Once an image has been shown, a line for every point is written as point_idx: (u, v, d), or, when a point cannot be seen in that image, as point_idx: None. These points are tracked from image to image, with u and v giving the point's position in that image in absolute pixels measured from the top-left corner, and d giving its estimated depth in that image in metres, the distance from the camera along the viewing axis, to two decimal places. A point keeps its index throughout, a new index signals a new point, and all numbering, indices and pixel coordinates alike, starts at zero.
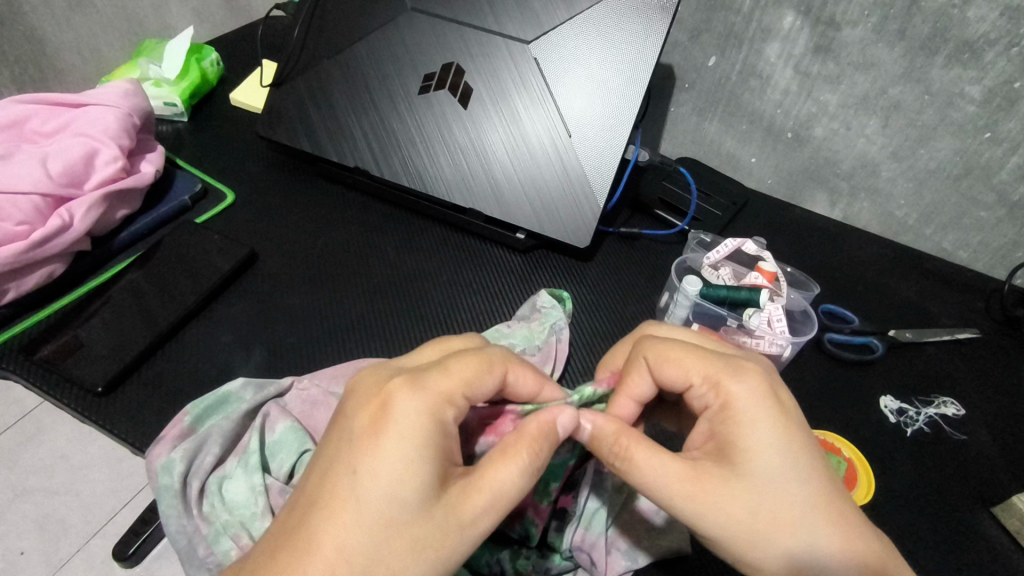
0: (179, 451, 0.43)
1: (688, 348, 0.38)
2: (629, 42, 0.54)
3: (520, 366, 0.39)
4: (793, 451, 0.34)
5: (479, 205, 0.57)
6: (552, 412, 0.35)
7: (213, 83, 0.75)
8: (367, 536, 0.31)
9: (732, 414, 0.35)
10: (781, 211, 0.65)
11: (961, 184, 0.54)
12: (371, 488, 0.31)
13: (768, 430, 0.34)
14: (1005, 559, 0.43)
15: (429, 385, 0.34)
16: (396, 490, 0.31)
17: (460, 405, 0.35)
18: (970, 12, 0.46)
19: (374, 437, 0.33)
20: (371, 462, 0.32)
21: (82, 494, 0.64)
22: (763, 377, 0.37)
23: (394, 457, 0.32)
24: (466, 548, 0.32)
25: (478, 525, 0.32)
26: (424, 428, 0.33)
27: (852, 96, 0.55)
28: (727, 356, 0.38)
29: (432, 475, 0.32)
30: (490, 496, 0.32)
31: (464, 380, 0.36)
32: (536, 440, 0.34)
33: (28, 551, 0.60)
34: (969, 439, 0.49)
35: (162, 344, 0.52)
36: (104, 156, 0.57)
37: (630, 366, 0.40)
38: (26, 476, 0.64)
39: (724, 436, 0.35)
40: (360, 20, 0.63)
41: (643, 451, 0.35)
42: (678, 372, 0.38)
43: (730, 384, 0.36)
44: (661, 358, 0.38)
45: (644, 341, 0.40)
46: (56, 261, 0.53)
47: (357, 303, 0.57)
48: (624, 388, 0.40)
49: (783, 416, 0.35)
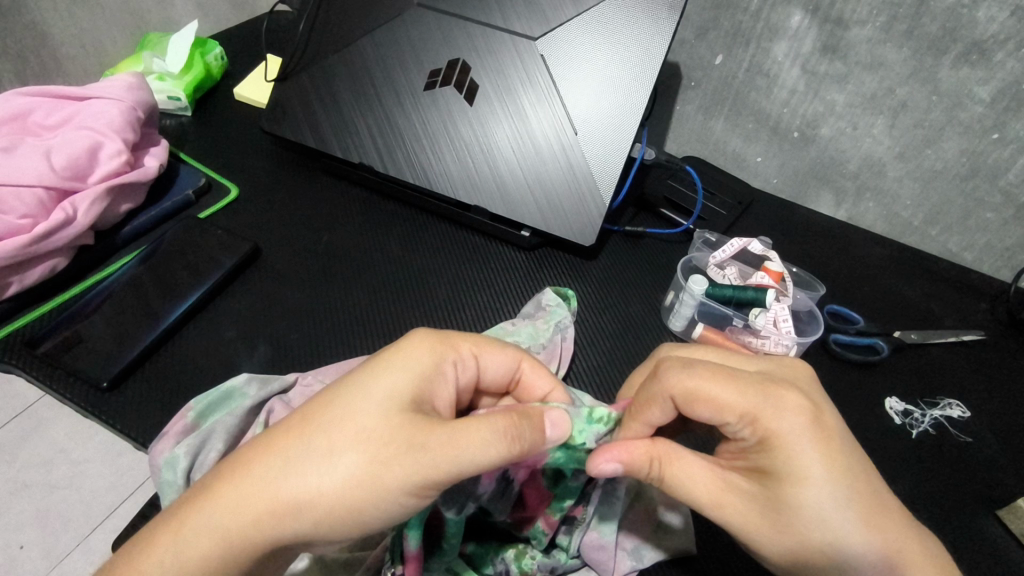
0: (182, 447, 0.42)
1: (719, 381, 0.36)
2: (637, 40, 0.54)
3: (538, 366, 0.42)
4: (835, 477, 0.33)
5: (484, 202, 0.57)
6: (543, 407, 0.36)
7: (217, 78, 0.75)
8: (332, 418, 0.33)
9: (772, 447, 0.34)
10: (786, 211, 0.65)
11: (968, 184, 0.54)
12: (356, 384, 0.34)
13: (811, 463, 0.33)
14: (1011, 561, 0.43)
15: (448, 334, 0.38)
16: (375, 389, 0.34)
17: (465, 357, 0.38)
18: (980, 12, 0.45)
19: (383, 350, 0.37)
20: (368, 367, 0.35)
21: (82, 488, 0.70)
22: (804, 405, 0.35)
23: (384, 364, 0.35)
24: (405, 474, 0.31)
25: (426, 453, 0.31)
26: (424, 358, 0.36)
27: (859, 95, 0.54)
28: (765, 385, 0.35)
29: (411, 394, 0.34)
30: (449, 429, 0.32)
31: (476, 340, 0.39)
32: (520, 415, 0.34)
33: (26, 545, 0.66)
34: (974, 442, 0.49)
35: (165, 339, 0.52)
36: (108, 149, 0.57)
37: (651, 398, 0.38)
38: (25, 471, 0.69)
39: (763, 467, 0.34)
40: (365, 14, 0.63)
41: (675, 471, 0.36)
42: (711, 408, 0.36)
43: (770, 419, 0.34)
44: (688, 393, 0.37)
45: (667, 375, 0.37)
46: (59, 255, 0.53)
47: (361, 299, 0.57)
48: (642, 415, 0.39)
49: (826, 444, 0.34)
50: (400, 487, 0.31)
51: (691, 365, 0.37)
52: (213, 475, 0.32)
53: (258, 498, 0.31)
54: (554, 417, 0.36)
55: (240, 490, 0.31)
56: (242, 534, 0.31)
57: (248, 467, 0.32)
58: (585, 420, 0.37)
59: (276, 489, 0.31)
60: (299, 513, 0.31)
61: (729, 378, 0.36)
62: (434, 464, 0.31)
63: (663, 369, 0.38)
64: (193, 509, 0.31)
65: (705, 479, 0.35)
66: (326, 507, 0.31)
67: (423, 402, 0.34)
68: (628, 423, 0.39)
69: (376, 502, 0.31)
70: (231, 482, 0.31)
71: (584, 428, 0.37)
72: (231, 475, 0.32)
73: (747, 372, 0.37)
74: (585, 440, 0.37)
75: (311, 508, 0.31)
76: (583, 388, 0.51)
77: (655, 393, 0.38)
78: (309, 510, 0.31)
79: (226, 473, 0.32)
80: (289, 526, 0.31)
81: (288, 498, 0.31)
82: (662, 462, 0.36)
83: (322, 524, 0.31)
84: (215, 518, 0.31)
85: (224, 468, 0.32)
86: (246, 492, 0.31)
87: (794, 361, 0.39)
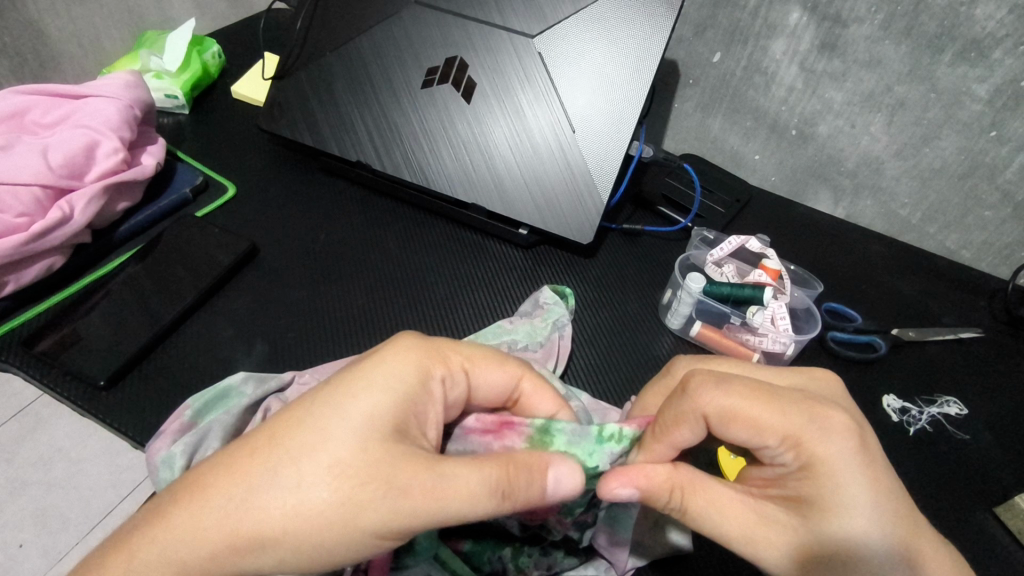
0: (179, 446, 0.42)
1: (757, 400, 0.36)
2: (635, 38, 0.54)
3: (540, 385, 0.41)
4: (878, 504, 0.33)
5: (481, 199, 0.57)
6: (551, 459, 0.35)
7: (215, 76, 0.75)
8: (303, 447, 0.32)
9: (816, 473, 0.34)
10: (784, 209, 0.65)
11: (965, 183, 0.54)
12: (333, 407, 0.33)
13: (855, 489, 0.33)
14: (1008, 560, 0.43)
15: (439, 347, 0.38)
16: (354, 417, 0.33)
17: (454, 372, 0.38)
18: (977, 10, 0.45)
19: (365, 364, 0.36)
20: (346, 387, 0.34)
21: (80, 488, 0.76)
22: (849, 427, 0.35)
23: (368, 387, 0.34)
24: (384, 519, 0.31)
25: (409, 499, 0.31)
26: (411, 377, 0.36)
27: (857, 93, 0.54)
28: (806, 406, 0.36)
29: (393, 422, 0.34)
30: (437, 475, 0.32)
31: (468, 356, 0.39)
32: (516, 467, 0.34)
33: (26, 544, 0.70)
34: (972, 439, 0.49)
35: (163, 340, 0.51)
36: (106, 148, 0.56)
37: (681, 419, 0.37)
38: (26, 469, 0.75)
39: (802, 493, 0.34)
40: (361, 12, 0.63)
41: (697, 500, 0.35)
42: (750, 430, 0.36)
43: (814, 444, 0.34)
44: (725, 413, 0.36)
45: (700, 394, 0.37)
46: (56, 253, 0.53)
47: (360, 297, 0.57)
48: (668, 437, 0.37)
49: (872, 471, 0.34)
50: (378, 531, 0.31)
51: (725, 383, 0.37)
52: (168, 500, 0.32)
53: (219, 532, 0.31)
54: (563, 470, 0.35)
55: (198, 519, 0.31)
56: (203, 566, 0.31)
57: (207, 495, 0.32)
58: (594, 441, 0.37)
59: (238, 524, 0.31)
60: (261, 551, 0.31)
61: (768, 397, 0.36)
62: (418, 511, 0.31)
63: (694, 387, 0.37)
64: (145, 538, 0.31)
65: (734, 508, 0.35)
66: (291, 547, 0.31)
67: (408, 430, 0.34)
68: (650, 444, 0.38)
69: (349, 543, 0.32)
70: (190, 511, 0.31)
71: (593, 450, 0.36)
72: (190, 502, 0.32)
73: (785, 390, 0.37)
74: (597, 462, 0.36)
75: (277, 544, 0.31)
76: (580, 386, 0.52)
77: (687, 413, 0.37)
78: (273, 548, 0.31)
79: (184, 501, 0.32)
80: (251, 561, 0.31)
81: (249, 535, 0.31)
82: (684, 490, 0.36)
83: (286, 557, 0.31)
84: (170, 548, 0.31)
85: (182, 493, 0.32)
86: (206, 524, 0.31)
87: (823, 374, 0.40)
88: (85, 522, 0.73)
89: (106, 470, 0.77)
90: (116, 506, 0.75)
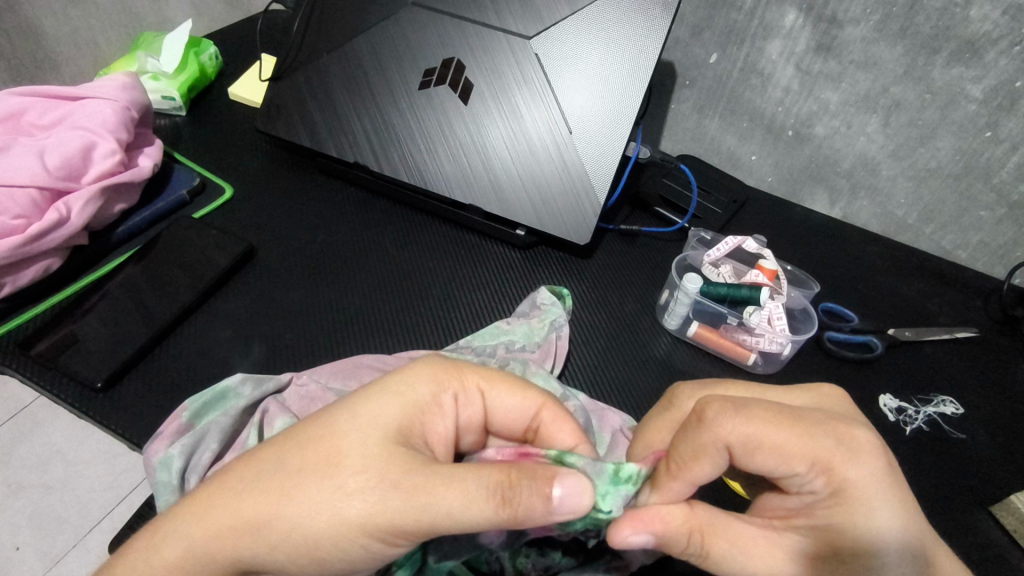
0: (177, 447, 0.42)
1: (781, 426, 0.34)
2: (630, 38, 0.54)
3: (560, 416, 0.40)
4: (908, 520, 0.33)
5: (478, 198, 0.57)
6: (557, 471, 0.32)
7: (212, 78, 0.75)
8: (309, 437, 0.33)
9: (848, 498, 0.33)
10: (781, 210, 0.65)
11: (961, 183, 0.54)
12: (346, 405, 0.35)
13: (887, 516, 0.33)
14: (1004, 559, 0.43)
15: (456, 364, 0.39)
16: (362, 413, 0.34)
17: (469, 390, 0.39)
18: (972, 11, 0.46)
19: (385, 375, 0.37)
20: (361, 389, 0.36)
21: (77, 489, 0.76)
22: (875, 446, 0.34)
23: (379, 391, 0.36)
24: (371, 513, 0.31)
25: (400, 493, 0.31)
26: (422, 386, 0.37)
27: (852, 94, 0.55)
28: (831, 428, 0.34)
29: (399, 424, 0.34)
30: (431, 474, 0.32)
31: (485, 375, 0.40)
32: (518, 473, 0.32)
33: (23, 547, 0.70)
34: (968, 439, 0.49)
35: (161, 343, 0.51)
36: (102, 149, 0.56)
37: (701, 452, 0.35)
38: (22, 472, 0.75)
39: (833, 522, 0.34)
40: (358, 14, 0.63)
41: (719, 543, 0.35)
42: (778, 460, 0.34)
43: (845, 468, 0.33)
44: (749, 442, 0.34)
45: (720, 425, 0.35)
46: (54, 255, 0.53)
47: (357, 297, 0.57)
48: (686, 475, 0.35)
49: (900, 488, 0.34)
50: (365, 526, 0.31)
51: (744, 409, 0.35)
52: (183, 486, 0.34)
53: (218, 515, 0.32)
54: (569, 486, 0.32)
55: (209, 499, 0.32)
56: (202, 548, 0.32)
57: (217, 478, 0.33)
58: (609, 482, 0.34)
59: (235, 507, 0.32)
60: (255, 536, 0.31)
61: (792, 421, 0.35)
62: (405, 507, 0.31)
63: (713, 416, 0.35)
64: (167, 516, 0.33)
65: (760, 546, 0.34)
66: (280, 536, 0.31)
67: (413, 434, 0.35)
68: (665, 482, 0.36)
69: (337, 538, 0.31)
70: (201, 490, 0.33)
71: (607, 491, 0.34)
72: (202, 487, 0.33)
73: (806, 411, 0.36)
74: (609, 507, 0.34)
75: (268, 532, 0.31)
76: (578, 387, 0.52)
77: (707, 445, 0.35)
78: (265, 536, 0.31)
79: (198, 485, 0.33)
80: (245, 547, 0.32)
81: (245, 519, 0.31)
82: (703, 533, 0.35)
83: (276, 549, 0.32)
84: (179, 526, 0.32)
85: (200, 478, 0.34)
86: (213, 506, 0.32)
87: (831, 391, 0.40)
88: (83, 523, 0.73)
89: (105, 472, 0.77)
90: (115, 507, 0.75)
